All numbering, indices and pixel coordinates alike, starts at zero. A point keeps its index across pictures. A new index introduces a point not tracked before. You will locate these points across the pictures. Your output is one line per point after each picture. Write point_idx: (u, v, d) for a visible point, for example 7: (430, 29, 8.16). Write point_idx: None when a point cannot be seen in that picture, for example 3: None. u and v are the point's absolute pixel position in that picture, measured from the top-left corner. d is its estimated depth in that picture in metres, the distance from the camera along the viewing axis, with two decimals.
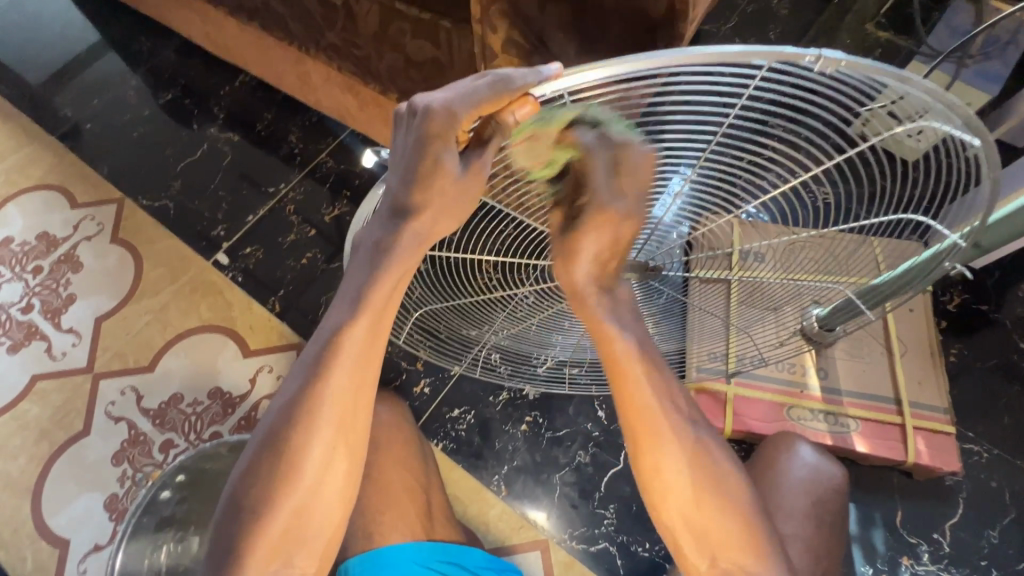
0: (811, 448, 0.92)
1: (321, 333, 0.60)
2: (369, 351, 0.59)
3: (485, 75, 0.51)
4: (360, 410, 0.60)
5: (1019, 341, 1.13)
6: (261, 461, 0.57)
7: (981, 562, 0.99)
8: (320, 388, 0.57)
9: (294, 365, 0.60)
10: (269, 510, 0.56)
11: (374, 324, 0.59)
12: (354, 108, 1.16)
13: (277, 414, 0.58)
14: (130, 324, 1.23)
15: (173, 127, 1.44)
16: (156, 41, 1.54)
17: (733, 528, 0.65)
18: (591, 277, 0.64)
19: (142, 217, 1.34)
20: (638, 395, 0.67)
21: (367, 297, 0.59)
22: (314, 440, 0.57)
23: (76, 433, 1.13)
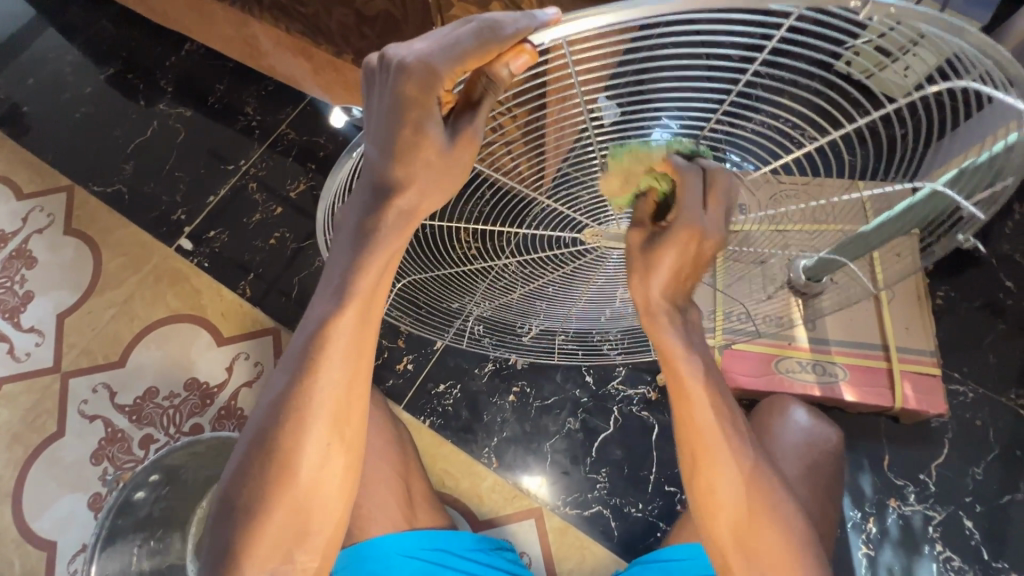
0: (805, 411, 0.92)
1: (306, 324, 0.55)
2: (360, 341, 0.54)
3: (470, 20, 0.43)
4: (355, 406, 0.55)
5: (1004, 279, 1.12)
6: (253, 460, 0.53)
7: (966, 498, 1.01)
8: (310, 384, 0.53)
9: (282, 360, 0.55)
10: (264, 510, 0.53)
11: (363, 312, 0.54)
12: (310, 73, 1.06)
13: (267, 412, 0.54)
14: (96, 318, 1.17)
15: (119, 105, 1.33)
16: (89, 9, 1.40)
17: (787, 546, 0.61)
18: (667, 296, 0.59)
19: (95, 204, 1.26)
20: (700, 414, 0.60)
21: (350, 285, 0.53)
22: (307, 437, 0.53)
23: (51, 435, 1.09)
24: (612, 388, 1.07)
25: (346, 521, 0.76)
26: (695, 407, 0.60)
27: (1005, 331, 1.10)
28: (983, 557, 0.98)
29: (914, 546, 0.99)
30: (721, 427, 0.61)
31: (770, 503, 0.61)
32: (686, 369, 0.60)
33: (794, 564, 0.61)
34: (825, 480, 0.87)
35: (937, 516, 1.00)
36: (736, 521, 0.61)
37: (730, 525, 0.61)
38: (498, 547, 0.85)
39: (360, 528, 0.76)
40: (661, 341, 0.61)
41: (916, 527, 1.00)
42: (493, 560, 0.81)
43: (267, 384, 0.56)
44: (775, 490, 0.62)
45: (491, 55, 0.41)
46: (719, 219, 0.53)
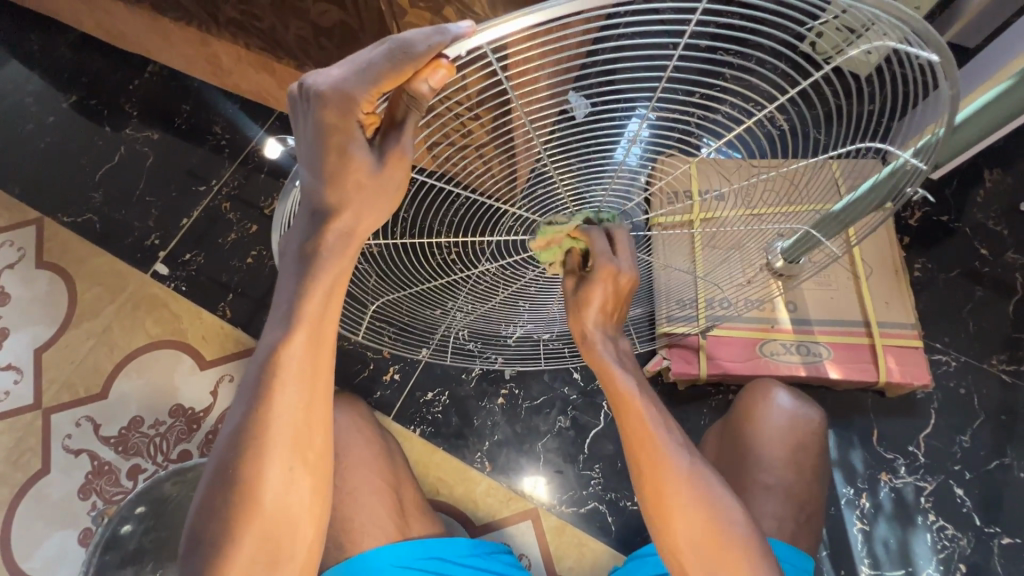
0: (788, 395, 0.92)
1: (257, 352, 0.54)
2: (314, 366, 0.54)
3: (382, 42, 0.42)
4: (316, 430, 0.55)
5: (979, 246, 1.13)
6: (215, 493, 0.52)
7: (955, 466, 1.02)
8: (266, 412, 0.52)
9: (237, 391, 0.54)
10: (231, 542, 0.52)
11: (314, 337, 0.53)
12: (275, 89, 1.05)
13: (226, 443, 0.53)
14: (74, 351, 1.15)
15: (84, 132, 1.31)
16: (47, 37, 1.38)
17: (739, 552, 0.59)
18: (599, 326, 0.68)
19: (66, 235, 1.23)
20: (634, 421, 0.64)
21: (298, 309, 0.52)
22: (268, 465, 0.52)
23: (36, 473, 1.08)
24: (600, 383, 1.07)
25: (339, 538, 0.76)
26: (629, 418, 0.64)
27: (983, 298, 1.11)
28: (975, 524, 0.99)
29: (907, 518, 1.00)
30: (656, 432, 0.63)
31: (716, 504, 0.60)
32: (621, 381, 0.65)
33: (744, 559, 0.59)
34: (814, 462, 0.87)
35: (928, 487, 1.01)
36: (684, 525, 0.60)
37: (679, 536, 0.60)
38: (495, 551, 0.84)
39: (351, 542, 0.75)
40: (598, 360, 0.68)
41: (908, 498, 1.01)
42: (488, 565, 0.81)
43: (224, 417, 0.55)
44: (721, 487, 0.61)
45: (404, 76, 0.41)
46: (631, 261, 0.65)
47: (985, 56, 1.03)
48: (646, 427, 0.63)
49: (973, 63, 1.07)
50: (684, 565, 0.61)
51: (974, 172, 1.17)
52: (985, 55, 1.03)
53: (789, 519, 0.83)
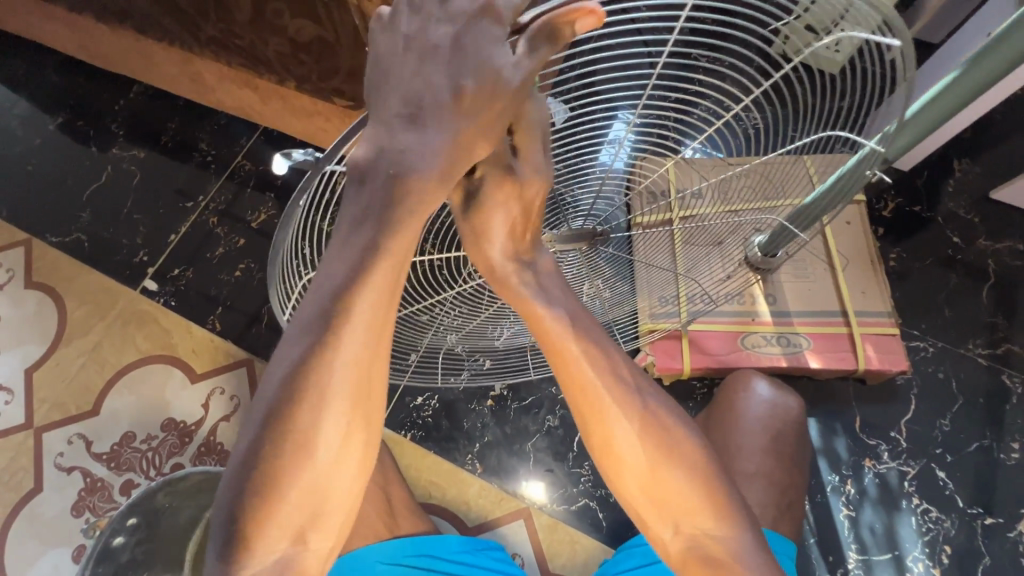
0: (766, 383, 0.95)
1: (319, 289, 0.48)
2: (384, 316, 0.49)
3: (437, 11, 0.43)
4: (374, 386, 0.50)
5: (952, 235, 1.16)
6: (266, 433, 0.47)
7: (936, 450, 1.04)
8: (329, 355, 0.47)
9: (297, 319, 0.48)
10: (276, 489, 0.48)
11: (384, 289, 0.48)
12: (258, 104, 1.07)
13: (282, 381, 0.47)
14: (65, 369, 1.16)
15: (71, 153, 1.33)
16: (32, 61, 1.40)
17: (699, 499, 0.61)
18: (508, 254, 0.61)
19: (55, 254, 1.24)
20: (583, 379, 0.61)
21: (380, 246, 0.47)
22: (325, 418, 0.47)
23: (28, 492, 1.08)
24: None
25: None
26: (577, 374, 0.62)
27: (958, 284, 1.14)
28: (958, 505, 1.01)
29: (892, 503, 1.02)
30: (606, 391, 0.61)
31: (675, 468, 0.61)
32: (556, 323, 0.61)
33: (707, 516, 0.61)
34: (785, 446, 0.92)
35: (911, 471, 1.03)
36: (643, 468, 0.61)
37: (633, 488, 0.62)
38: (484, 547, 0.84)
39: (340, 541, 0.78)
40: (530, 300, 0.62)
41: (892, 483, 1.03)
42: (478, 561, 0.81)
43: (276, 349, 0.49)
44: (685, 450, 0.61)
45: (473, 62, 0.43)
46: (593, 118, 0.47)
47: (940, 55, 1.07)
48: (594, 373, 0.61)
49: (935, 55, 1.10)
50: (647, 519, 0.64)
51: (943, 162, 1.20)
52: (946, 47, 1.06)
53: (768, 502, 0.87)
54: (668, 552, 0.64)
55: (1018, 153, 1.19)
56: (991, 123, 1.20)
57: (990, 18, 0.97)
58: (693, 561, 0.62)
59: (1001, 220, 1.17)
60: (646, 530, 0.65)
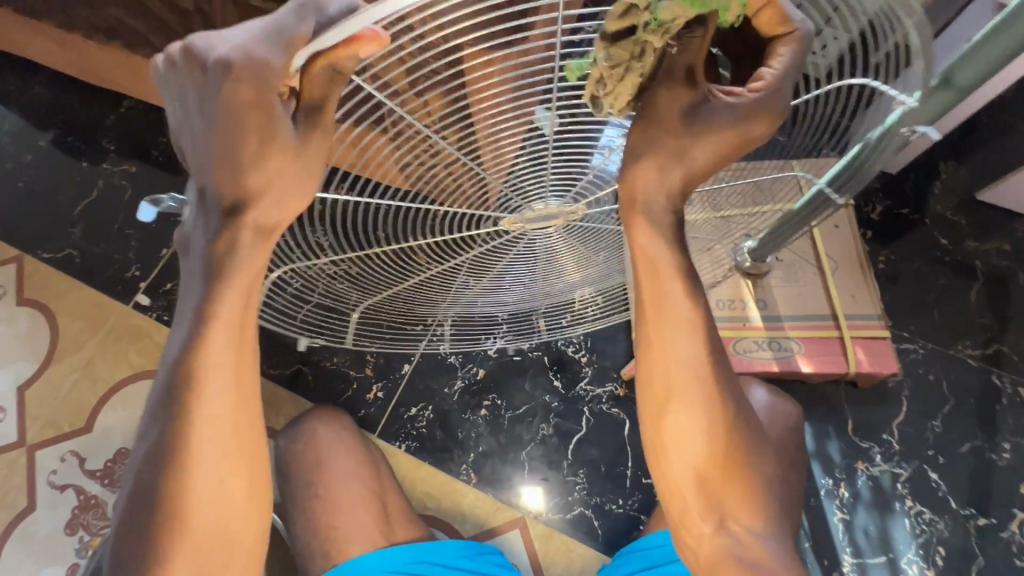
0: (763, 390, 0.97)
1: (168, 357, 0.53)
2: (237, 364, 0.54)
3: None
4: (246, 433, 0.56)
5: (939, 237, 1.17)
6: (144, 507, 0.53)
7: (928, 451, 1.05)
8: (188, 424, 0.52)
9: (153, 400, 0.54)
10: (163, 559, 0.53)
11: (235, 338, 0.53)
12: None
13: (147, 460, 0.53)
14: (57, 387, 1.16)
15: (62, 169, 1.33)
16: (21, 78, 1.40)
17: (740, 496, 0.64)
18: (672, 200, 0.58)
19: (46, 271, 1.24)
20: (670, 351, 0.60)
21: (210, 310, 0.51)
22: (197, 474, 0.53)
23: (22, 511, 1.07)
24: (581, 389, 1.10)
25: (324, 548, 0.79)
26: (659, 345, 0.61)
27: (946, 285, 1.15)
28: (951, 506, 1.02)
29: (885, 505, 1.02)
30: (692, 367, 0.61)
31: (733, 461, 0.63)
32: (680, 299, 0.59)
33: (751, 512, 0.64)
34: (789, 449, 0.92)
35: (904, 473, 1.04)
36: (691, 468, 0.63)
37: (683, 472, 0.63)
38: (485, 551, 0.85)
39: (338, 549, 0.79)
40: (644, 244, 0.59)
41: (885, 485, 1.03)
42: (478, 566, 0.82)
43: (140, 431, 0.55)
44: (746, 446, 0.63)
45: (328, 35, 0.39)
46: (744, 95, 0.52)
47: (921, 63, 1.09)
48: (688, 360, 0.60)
49: None
50: (690, 511, 0.65)
51: (930, 165, 1.21)
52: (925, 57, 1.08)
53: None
54: (696, 546, 0.66)
55: None
56: None
57: (970, 24, 0.99)
58: (726, 558, 0.64)
59: (988, 221, 1.18)
60: (679, 522, 0.66)
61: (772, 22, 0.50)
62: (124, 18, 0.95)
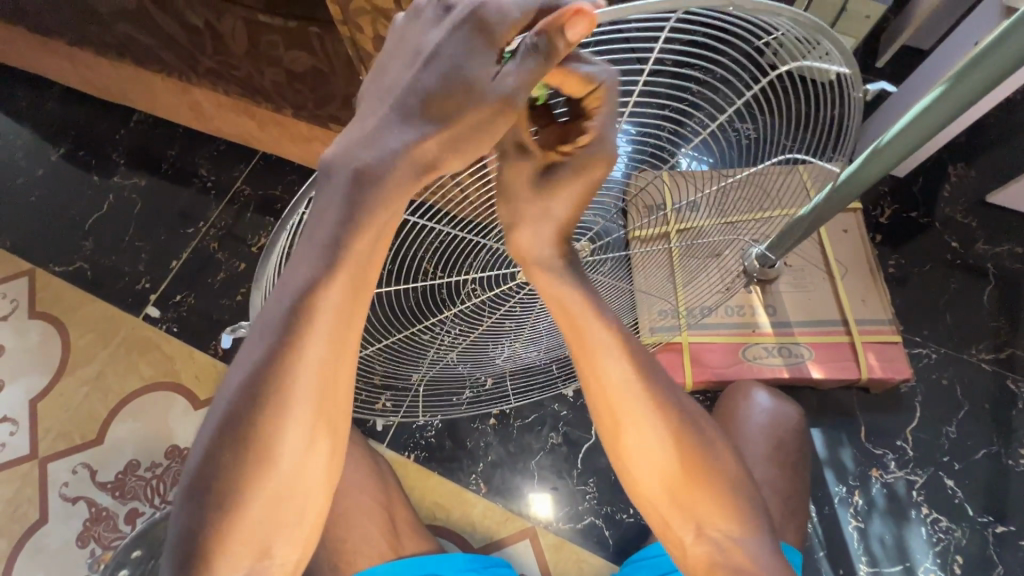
0: (767, 394, 0.98)
1: (285, 287, 0.48)
2: (351, 307, 0.49)
3: (450, 9, 0.45)
4: (342, 383, 0.51)
5: (950, 240, 1.16)
6: (225, 443, 0.48)
7: (943, 458, 1.03)
8: (288, 367, 0.48)
9: (256, 328, 0.49)
10: (239, 501, 0.50)
11: (353, 280, 0.49)
12: (255, 130, 1.09)
13: (237, 393, 0.48)
14: (68, 399, 1.16)
15: (72, 183, 1.34)
16: (34, 93, 1.42)
17: (720, 502, 0.64)
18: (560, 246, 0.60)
19: (58, 284, 1.25)
20: (604, 377, 0.62)
21: (344, 248, 0.48)
22: (289, 422, 0.49)
23: (34, 523, 1.08)
24: None
25: (334, 560, 0.79)
26: (595, 376, 0.62)
27: (958, 289, 1.14)
28: (968, 514, 1.00)
29: (901, 513, 1.01)
30: (628, 388, 0.62)
31: (697, 466, 0.64)
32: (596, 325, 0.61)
33: (727, 516, 0.65)
34: (788, 454, 0.93)
35: (919, 480, 1.02)
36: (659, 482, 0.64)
37: (652, 485, 0.65)
38: (492, 564, 0.83)
39: (345, 562, 0.79)
40: (546, 289, 0.61)
41: (900, 493, 1.02)
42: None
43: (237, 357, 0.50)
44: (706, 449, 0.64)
45: (465, 83, 0.43)
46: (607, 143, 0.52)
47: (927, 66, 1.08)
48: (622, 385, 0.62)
49: (922, 66, 1.10)
50: (670, 521, 0.66)
51: (939, 168, 1.20)
52: (934, 57, 1.06)
53: (774, 508, 0.88)
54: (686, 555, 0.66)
55: (1014, 156, 1.19)
56: (986, 128, 1.21)
57: (976, 29, 0.99)
58: (716, 565, 0.64)
59: (999, 224, 1.17)
60: (666, 535, 0.67)
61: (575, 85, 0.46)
62: (134, 34, 0.97)
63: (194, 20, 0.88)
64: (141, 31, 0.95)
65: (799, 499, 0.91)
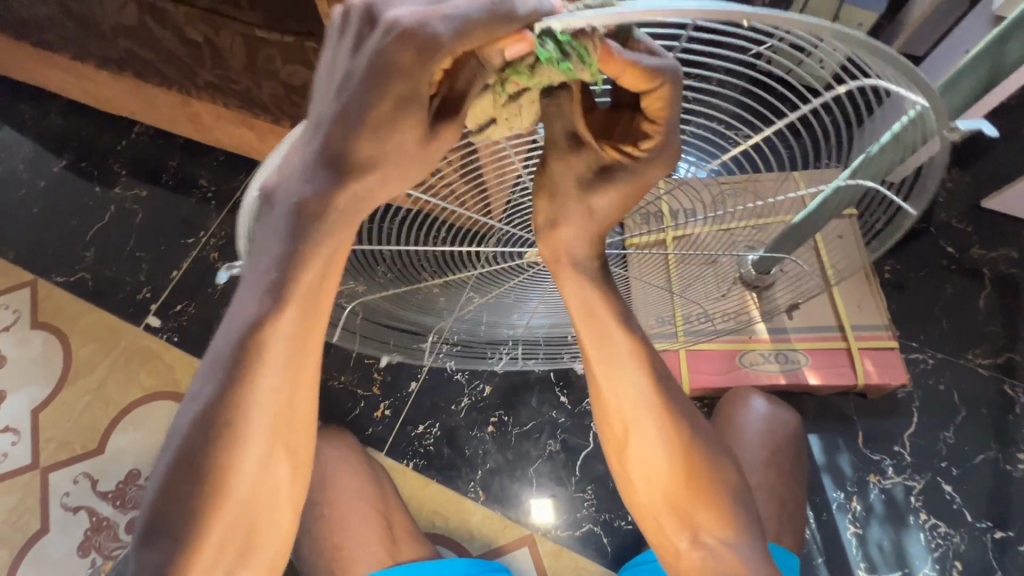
0: (762, 399, 0.98)
1: (233, 322, 0.49)
2: (304, 340, 0.50)
3: (376, 22, 0.38)
4: (299, 412, 0.52)
5: (946, 245, 1.17)
6: (180, 477, 0.49)
7: (941, 463, 1.04)
8: (243, 400, 0.49)
9: (207, 364, 0.50)
10: (196, 533, 0.50)
11: (305, 314, 0.49)
12: (254, 141, 1.10)
13: (191, 427, 0.49)
14: (70, 409, 1.17)
15: (74, 195, 1.36)
16: (37, 105, 1.44)
17: (719, 515, 0.65)
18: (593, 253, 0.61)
19: (60, 295, 1.26)
20: (618, 385, 0.63)
21: (291, 281, 0.47)
22: (243, 453, 0.50)
23: (35, 533, 1.09)
24: (587, 405, 1.09)
25: (331, 565, 0.80)
26: (607, 379, 0.64)
27: (954, 293, 1.14)
28: (966, 520, 1.00)
29: (899, 519, 1.01)
30: (641, 395, 0.63)
31: (699, 480, 0.64)
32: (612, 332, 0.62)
33: (723, 526, 0.65)
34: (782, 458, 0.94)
35: (916, 486, 1.02)
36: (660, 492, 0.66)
37: (648, 491, 0.66)
38: (493, 569, 0.84)
39: (345, 567, 0.79)
40: (573, 292, 0.63)
41: (898, 498, 1.02)
42: None
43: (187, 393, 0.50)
44: (713, 462, 0.65)
45: (395, 121, 0.40)
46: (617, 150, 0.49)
47: (920, 74, 1.09)
48: (629, 395, 0.63)
49: (916, 74, 1.12)
50: (664, 527, 0.67)
51: None
52: (926, 66, 1.08)
53: (768, 517, 0.89)
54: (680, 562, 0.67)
55: (1007, 161, 1.20)
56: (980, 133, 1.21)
57: (966, 37, 1.00)
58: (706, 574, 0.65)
59: (994, 229, 1.17)
60: (659, 539, 0.69)
61: (638, 81, 0.40)
62: (135, 49, 0.98)
63: (193, 35, 0.89)
64: (141, 46, 0.97)
65: (795, 504, 0.91)
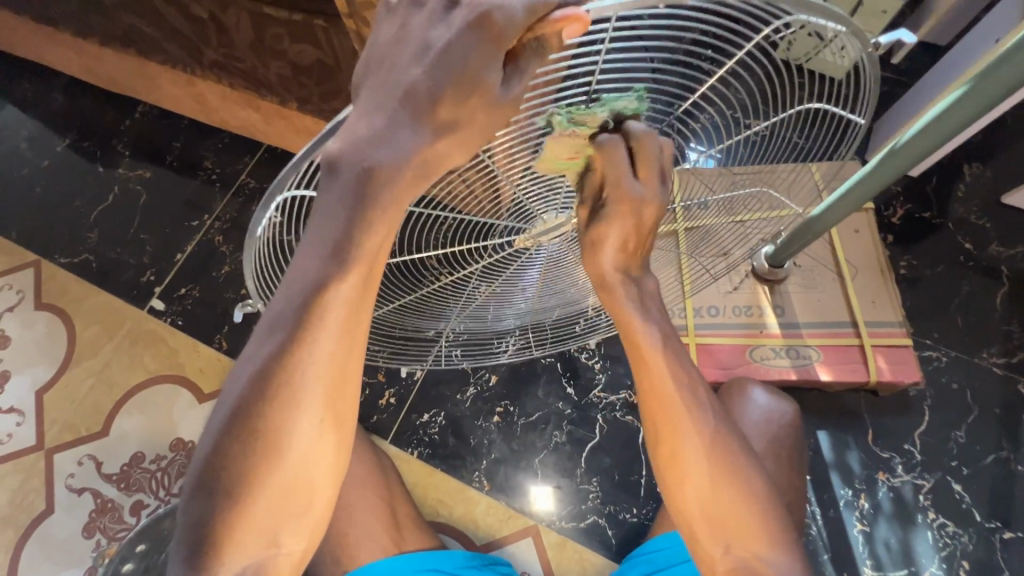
0: (762, 390, 0.96)
1: (294, 286, 0.47)
2: (358, 311, 0.49)
3: (457, 4, 0.39)
4: (349, 378, 0.51)
5: (963, 241, 1.14)
6: (231, 434, 0.49)
7: (952, 462, 1.02)
8: (296, 364, 0.48)
9: (269, 323, 0.48)
10: (246, 496, 0.50)
11: (366, 279, 0.48)
12: (260, 124, 1.08)
13: (247, 385, 0.48)
14: (74, 391, 1.17)
15: (78, 175, 1.34)
16: (40, 83, 1.41)
17: (751, 517, 0.64)
18: (619, 266, 0.61)
19: (64, 276, 1.25)
20: (659, 386, 0.63)
21: (352, 249, 0.46)
22: (301, 419, 0.49)
23: (40, 513, 1.09)
24: (594, 396, 1.09)
25: (337, 551, 0.80)
26: (648, 379, 0.64)
27: (971, 291, 1.12)
28: (976, 519, 0.99)
29: (907, 517, 1.00)
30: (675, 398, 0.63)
31: (728, 476, 0.63)
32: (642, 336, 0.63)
33: (757, 536, 0.64)
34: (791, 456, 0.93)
35: (926, 484, 1.01)
36: (699, 497, 0.64)
37: (695, 499, 0.64)
38: (492, 561, 0.87)
39: (349, 555, 0.79)
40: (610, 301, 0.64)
41: (907, 497, 1.01)
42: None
43: (242, 355, 0.50)
44: (736, 465, 0.63)
45: (476, 84, 0.38)
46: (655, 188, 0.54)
47: (938, 69, 1.07)
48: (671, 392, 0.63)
49: (938, 64, 1.08)
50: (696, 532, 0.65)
51: (953, 167, 1.18)
52: (951, 55, 1.04)
53: None
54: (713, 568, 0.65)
55: None
56: (1004, 126, 1.18)
57: (995, 27, 0.96)
58: None
59: (1014, 225, 1.15)
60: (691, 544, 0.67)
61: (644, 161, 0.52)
62: (139, 26, 0.96)
63: (198, 12, 0.87)
64: (146, 23, 0.95)
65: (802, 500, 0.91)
